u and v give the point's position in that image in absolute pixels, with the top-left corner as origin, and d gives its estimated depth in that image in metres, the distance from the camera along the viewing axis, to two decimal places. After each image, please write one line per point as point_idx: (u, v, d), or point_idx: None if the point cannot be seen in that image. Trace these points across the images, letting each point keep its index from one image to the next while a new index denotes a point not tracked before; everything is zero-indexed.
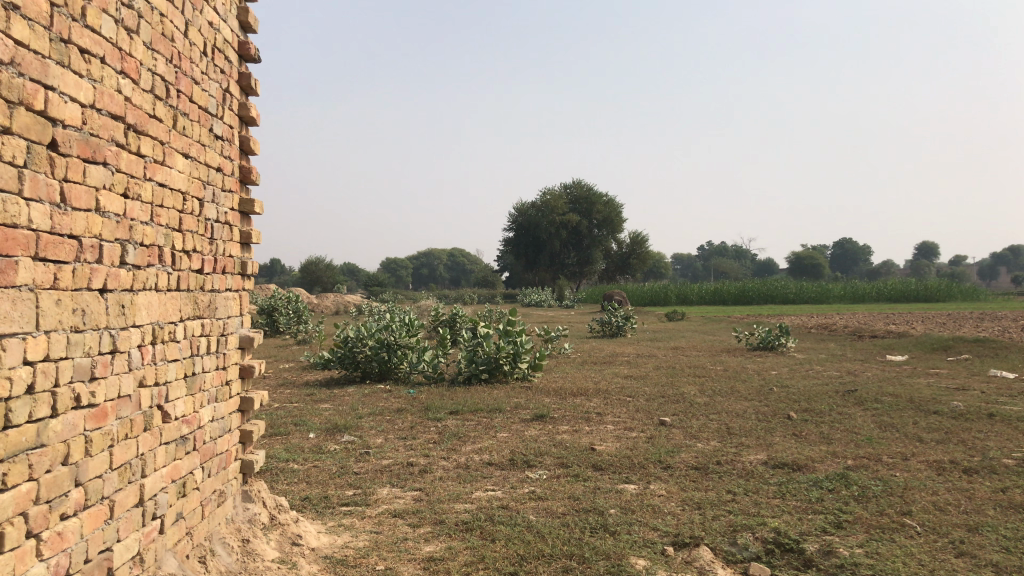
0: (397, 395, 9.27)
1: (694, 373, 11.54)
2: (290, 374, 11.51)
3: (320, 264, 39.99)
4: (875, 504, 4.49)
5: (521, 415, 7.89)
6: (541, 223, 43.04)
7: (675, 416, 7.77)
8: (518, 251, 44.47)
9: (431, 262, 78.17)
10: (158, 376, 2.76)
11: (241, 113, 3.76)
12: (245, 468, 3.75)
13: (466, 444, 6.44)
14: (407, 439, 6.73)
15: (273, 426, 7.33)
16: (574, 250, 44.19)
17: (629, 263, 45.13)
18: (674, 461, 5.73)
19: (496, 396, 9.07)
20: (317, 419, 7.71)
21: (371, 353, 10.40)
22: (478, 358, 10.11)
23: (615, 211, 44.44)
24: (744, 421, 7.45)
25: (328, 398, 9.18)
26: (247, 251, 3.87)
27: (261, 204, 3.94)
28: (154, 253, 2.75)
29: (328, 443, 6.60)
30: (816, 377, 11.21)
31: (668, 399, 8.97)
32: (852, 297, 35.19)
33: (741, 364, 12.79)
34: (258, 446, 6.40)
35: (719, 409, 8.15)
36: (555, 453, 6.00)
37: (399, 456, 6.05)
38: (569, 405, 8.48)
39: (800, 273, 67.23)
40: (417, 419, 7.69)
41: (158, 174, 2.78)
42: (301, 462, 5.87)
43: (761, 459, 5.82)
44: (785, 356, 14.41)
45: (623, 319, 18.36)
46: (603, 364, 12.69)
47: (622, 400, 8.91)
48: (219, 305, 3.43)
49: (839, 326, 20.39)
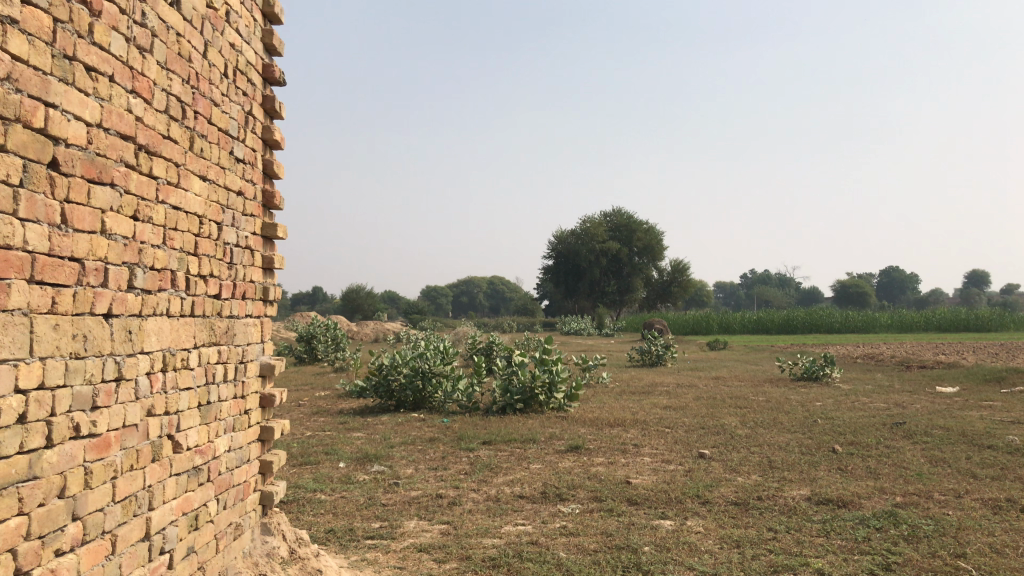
0: (431, 424, 9.15)
1: (736, 404, 11.25)
2: (325, 401, 11.46)
3: (361, 292, 40.23)
4: (926, 545, 4.24)
5: (555, 446, 7.72)
6: (581, 251, 42.89)
7: (714, 449, 7.54)
8: (557, 279, 44.33)
9: (471, 290, 78.34)
10: (168, 405, 2.67)
11: (265, 137, 3.71)
12: (265, 500, 3.65)
13: (497, 476, 6.28)
14: (438, 470, 6.59)
15: (304, 455, 7.24)
16: (614, 278, 43.92)
17: (670, 291, 44.71)
18: (713, 496, 5.51)
19: (531, 425, 8.90)
20: (348, 448, 7.61)
21: (405, 381, 10.32)
22: (514, 387, 9.96)
23: (655, 239, 44.13)
24: (786, 454, 7.19)
25: (361, 426, 9.09)
26: (270, 277, 3.79)
27: (285, 228, 3.87)
28: (167, 277, 2.67)
29: (357, 472, 6.49)
30: (862, 409, 10.86)
31: (708, 430, 8.73)
32: (899, 327, 34.39)
33: (784, 395, 12.47)
34: (287, 475, 6.31)
35: (761, 442, 7.89)
36: (588, 486, 5.82)
37: (429, 487, 5.91)
38: (605, 435, 8.28)
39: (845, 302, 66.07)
40: (449, 449, 7.56)
41: (171, 196, 2.71)
42: (328, 493, 5.76)
43: (804, 494, 5.58)
44: (829, 386, 14.02)
45: (662, 348, 18.09)
46: (641, 394, 12.46)
47: (660, 431, 8.69)
48: (238, 331, 3.35)
49: (886, 356, 19.86)
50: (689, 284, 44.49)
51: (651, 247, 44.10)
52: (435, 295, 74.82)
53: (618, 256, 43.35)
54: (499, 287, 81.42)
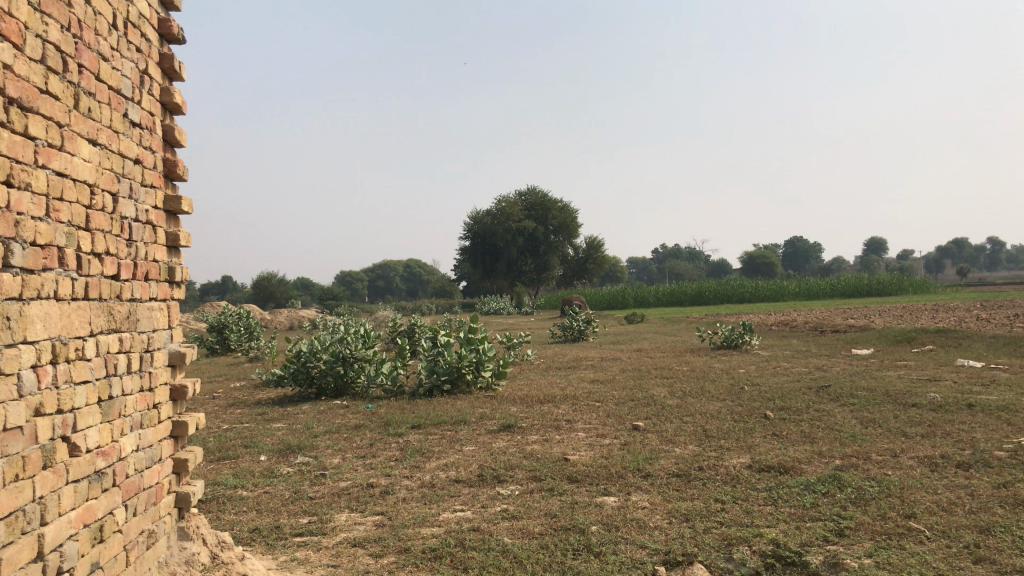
0: (355, 411, 8.80)
1: (662, 375, 11.24)
2: (242, 392, 10.95)
3: (275, 280, 39.12)
4: (875, 507, 4.17)
5: (487, 426, 7.49)
6: (497, 231, 42.68)
7: (648, 420, 7.44)
8: (474, 259, 44.05)
9: (387, 274, 77.38)
10: (61, 403, 2.31)
11: (163, 100, 3.32)
12: (180, 502, 3.30)
13: (430, 461, 6.01)
14: (367, 458, 6.28)
15: (221, 449, 6.82)
16: (531, 256, 43.89)
17: (586, 267, 44.99)
18: (654, 469, 5.37)
19: (459, 407, 8.65)
20: (269, 440, 7.22)
21: (326, 367, 9.92)
22: (440, 368, 9.68)
23: (570, 216, 44.25)
24: (720, 422, 7.13)
25: (281, 417, 8.66)
26: (175, 257, 3.42)
27: (190, 202, 3.49)
28: (54, 255, 2.30)
29: (280, 465, 6.13)
30: (785, 374, 10.99)
31: (639, 402, 8.63)
32: (807, 294, 35.40)
33: (708, 363, 12.54)
34: (204, 472, 5.90)
35: (693, 411, 7.82)
36: (526, 466, 5.60)
37: (358, 476, 5.60)
38: (536, 413, 8.09)
39: (753, 272, 67.85)
40: (377, 436, 7.24)
41: (55, 161, 2.33)
42: (250, 489, 5.39)
43: (744, 462, 5.49)
44: (750, 353, 14.20)
45: (584, 323, 18.05)
46: (567, 369, 12.35)
47: (591, 406, 8.55)
48: (142, 316, 2.98)
49: (799, 322, 20.32)
50: (605, 260, 44.86)
51: (567, 224, 44.23)
52: (350, 280, 73.59)
53: (534, 234, 43.33)
54: (415, 270, 80.65)
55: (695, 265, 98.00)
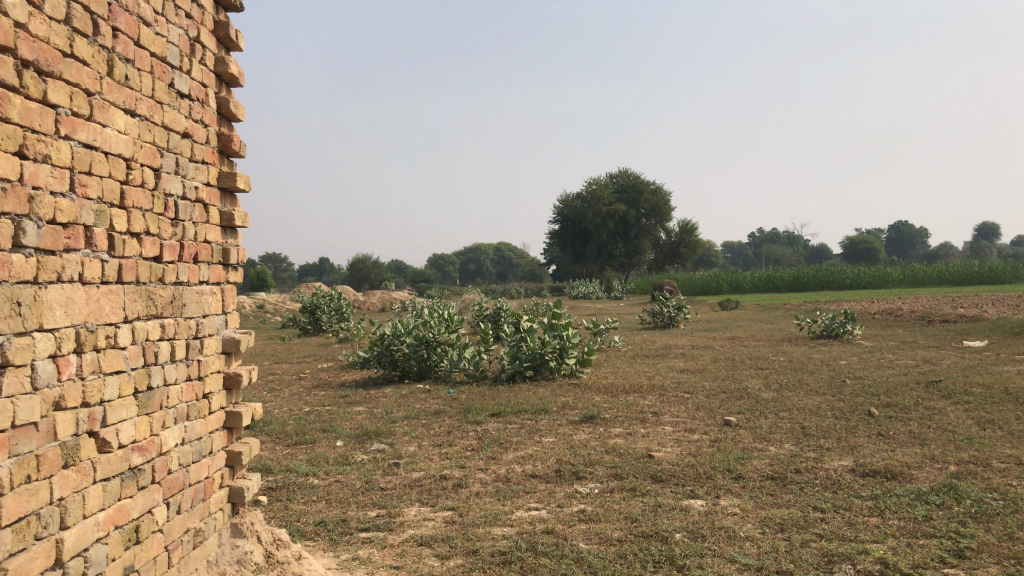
0: (437, 396, 8.63)
1: (756, 365, 10.69)
2: (327, 374, 10.97)
3: (369, 262, 39.67)
4: (1000, 525, 3.69)
5: (569, 416, 7.19)
6: (587, 214, 42.19)
7: (741, 415, 7.00)
8: (564, 243, 43.68)
9: (478, 257, 77.87)
10: (87, 396, 2.12)
11: (217, 70, 3.12)
12: (233, 497, 3.12)
13: (507, 452, 5.75)
14: (443, 447, 6.07)
15: (299, 432, 6.73)
16: (621, 240, 43.22)
17: (678, 251, 44.05)
18: (746, 471, 4.97)
19: (542, 395, 8.38)
20: (348, 425, 7.10)
21: (409, 351, 9.80)
22: (523, 354, 9.43)
23: (662, 199, 43.32)
24: (820, 419, 6.64)
25: (362, 400, 8.57)
26: (231, 237, 3.24)
27: (247, 179, 3.30)
28: (79, 234, 2.11)
29: (355, 452, 5.98)
30: (890, 366, 10.31)
31: (731, 395, 8.17)
32: (912, 281, 33.68)
33: (806, 354, 11.92)
34: (279, 457, 5.80)
35: (790, 406, 7.33)
36: (607, 462, 5.28)
37: (432, 467, 5.39)
38: (621, 403, 7.74)
39: (854, 258, 65.32)
40: (455, 423, 7.03)
41: (81, 131, 2.14)
42: (322, 477, 5.24)
43: (847, 465, 5.04)
44: (851, 344, 13.46)
45: (675, 309, 17.51)
46: (656, 357, 11.93)
47: (680, 397, 8.16)
48: (189, 301, 2.79)
49: (906, 310, 19.23)
50: (697, 244, 43.85)
51: (659, 208, 43.35)
52: (441, 262, 74.18)
53: (624, 218, 42.64)
54: (506, 253, 80.86)
55: (793, 250, 95.07)
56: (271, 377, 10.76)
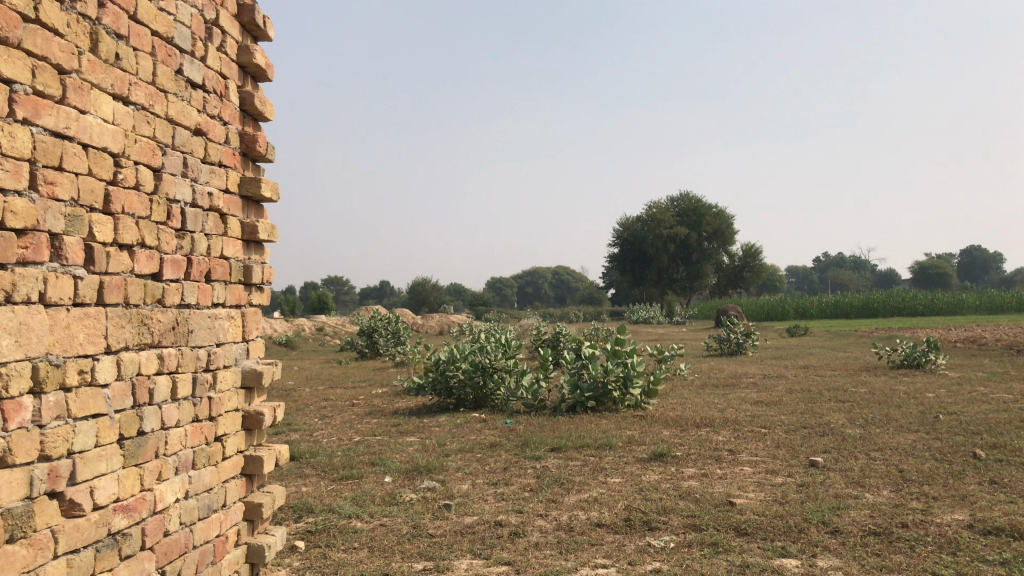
0: (493, 427, 8.13)
1: (835, 397, 9.95)
2: (381, 400, 10.57)
3: (429, 285, 39.56)
4: None
5: (637, 453, 6.61)
6: (648, 238, 41.45)
7: (827, 455, 6.34)
8: (624, 267, 42.98)
9: (537, 281, 77.42)
10: (49, 448, 1.68)
11: (240, 59, 2.72)
12: (252, 557, 2.66)
13: (569, 495, 5.21)
14: (499, 486, 5.56)
15: (345, 466, 6.29)
16: (682, 264, 42.33)
17: (742, 276, 42.92)
18: (844, 523, 4.33)
19: (605, 427, 7.81)
20: (398, 458, 6.64)
21: (465, 378, 9.33)
22: (584, 383, 8.89)
23: (725, 223, 42.36)
24: (918, 461, 5.93)
25: (415, 430, 8.12)
26: (254, 252, 2.81)
27: (273, 185, 2.89)
28: (41, 243, 1.69)
29: (403, 490, 5.50)
30: (985, 401, 9.46)
31: (813, 431, 7.49)
32: (989, 308, 32.07)
33: (889, 385, 11.10)
34: (322, 495, 5.36)
35: (882, 445, 6.62)
36: (683, 510, 4.69)
37: (487, 510, 4.87)
38: (692, 439, 7.14)
39: (926, 284, 63.00)
40: (513, 459, 6.52)
41: (47, 116, 1.71)
42: (366, 519, 4.76)
43: (962, 519, 4.37)
44: (935, 375, 12.56)
45: (742, 336, 16.72)
46: (725, 387, 11.25)
47: (756, 432, 7.51)
48: (198, 327, 2.36)
49: (991, 338, 18.06)
50: (761, 268, 42.74)
51: (721, 231, 42.40)
52: (500, 285, 73.93)
53: (686, 242, 41.79)
54: (565, 277, 80.31)
55: (862, 274, 92.38)
56: (325, 402, 10.41)
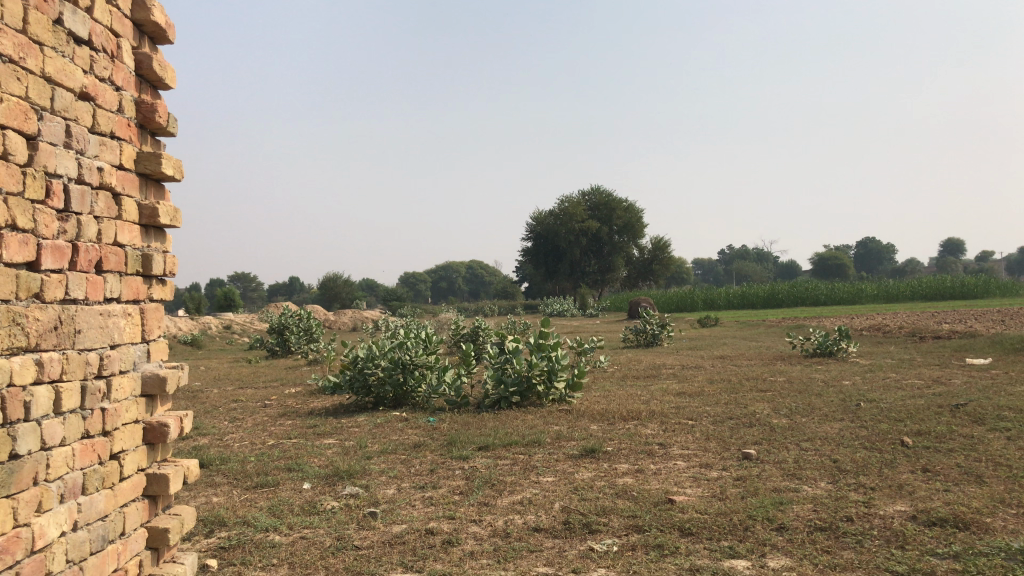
0: (415, 426, 7.80)
1: (756, 387, 9.97)
2: (295, 400, 10.09)
3: (341, 281, 38.73)
4: None
5: (567, 449, 6.40)
6: (561, 231, 41.59)
7: (758, 446, 6.26)
8: (538, 260, 43.01)
9: (450, 275, 77.00)
10: None
11: (136, 15, 2.34)
12: None
13: (502, 497, 4.94)
14: (427, 490, 5.25)
15: (260, 472, 5.88)
16: (595, 257, 42.65)
17: (653, 269, 43.51)
18: (789, 519, 4.19)
19: (531, 424, 7.57)
20: (317, 463, 6.25)
21: (384, 375, 8.96)
22: (508, 378, 8.64)
23: (636, 216, 42.84)
24: (850, 451, 5.90)
25: (333, 432, 7.72)
26: (154, 239, 2.44)
27: (176, 163, 2.52)
28: None
29: (324, 497, 5.13)
30: (899, 387, 9.63)
31: (741, 422, 7.43)
32: (886, 296, 33.28)
33: (805, 374, 11.23)
34: (234, 506, 4.95)
35: (811, 435, 6.58)
36: (623, 510, 4.49)
37: (416, 518, 4.55)
38: (622, 433, 6.97)
39: (825, 275, 65.29)
40: (439, 459, 6.22)
41: None
42: (285, 532, 4.38)
43: (905, 510, 4.29)
44: (847, 362, 12.81)
45: (658, 327, 16.78)
46: (647, 378, 11.19)
47: (684, 425, 7.40)
48: (88, 326, 1.99)
49: (895, 326, 18.59)
50: (671, 261, 43.43)
51: (633, 225, 42.84)
52: (413, 281, 73.31)
53: (598, 235, 42.10)
54: (479, 272, 80.11)
55: (766, 266, 95.30)
56: (235, 404, 9.87)
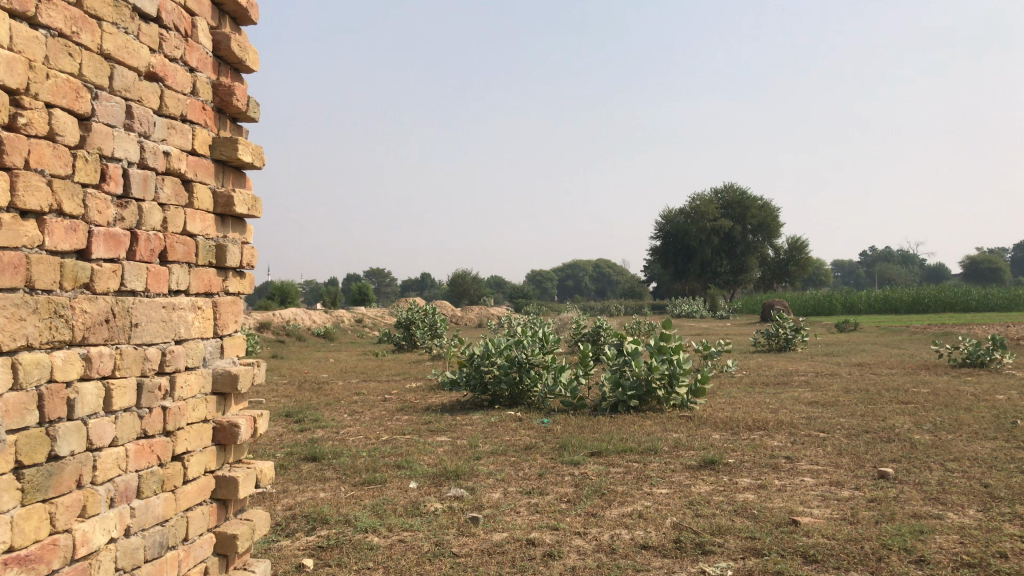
0: (529, 427, 7.62)
1: (897, 399, 9.23)
2: (414, 395, 10.12)
3: (469, 277, 39.27)
4: None
5: (685, 459, 6.04)
6: (691, 230, 40.59)
7: (898, 465, 5.70)
8: (666, 259, 42.17)
9: (578, 274, 76.85)
10: None
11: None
12: None
13: (610, 508, 4.67)
14: (533, 496, 5.03)
15: (368, 469, 5.83)
16: (726, 257, 41.40)
17: (787, 270, 41.81)
18: (930, 552, 3.73)
19: (649, 430, 7.23)
20: (426, 461, 6.15)
21: (500, 373, 8.84)
22: (626, 381, 8.32)
23: (770, 215, 41.28)
24: (1004, 475, 5.28)
25: (447, 429, 7.63)
26: (229, 230, 2.35)
27: (254, 150, 2.43)
28: None
29: (428, 498, 5.01)
30: None
31: (878, 436, 6.84)
32: None
33: (954, 386, 10.35)
34: (338, 503, 4.89)
35: (959, 455, 5.96)
36: (741, 530, 4.13)
37: (518, 526, 4.35)
38: (746, 444, 6.54)
39: (977, 279, 61.10)
40: (550, 463, 6.00)
41: None
42: (384, 534, 4.26)
43: None
44: (1002, 374, 11.75)
45: (791, 331, 15.98)
46: (777, 385, 10.60)
47: (815, 437, 6.88)
48: (146, 319, 1.90)
49: None
50: (807, 262, 41.62)
51: (767, 224, 41.29)
52: (541, 278, 73.60)
53: (730, 234, 40.84)
54: (606, 270, 79.49)
55: (911, 269, 90.18)
56: (356, 397, 9.99)
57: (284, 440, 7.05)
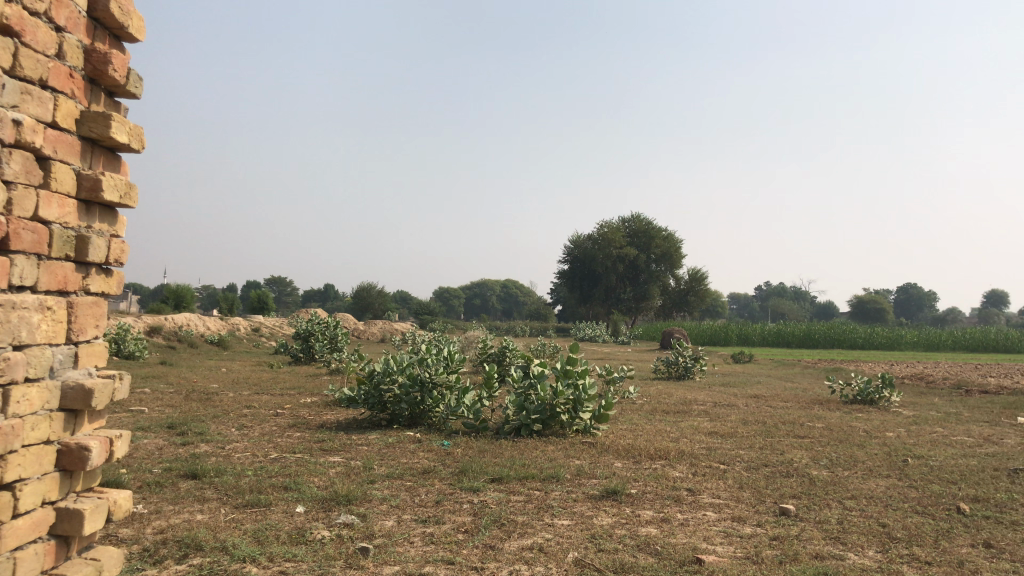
0: (427, 449, 7.34)
1: (793, 433, 9.34)
2: (309, 411, 9.68)
3: (374, 290, 38.56)
4: None
5: (587, 488, 5.86)
6: (598, 256, 41.01)
7: (797, 501, 5.67)
8: (572, 284, 42.49)
9: (484, 294, 76.69)
10: None
11: None
12: None
13: (509, 540, 4.45)
14: (428, 525, 4.76)
15: (252, 490, 5.43)
16: (630, 284, 42.03)
17: (688, 300, 42.73)
18: None
19: (551, 456, 7.05)
20: (316, 482, 5.80)
21: (400, 392, 8.53)
22: (530, 405, 8.14)
23: (674, 246, 42.17)
24: (899, 514, 5.31)
25: (341, 448, 7.28)
26: (90, 217, 2.25)
27: (125, 126, 2.35)
28: None
29: (316, 525, 4.67)
30: (947, 443, 8.94)
31: (776, 470, 6.85)
32: (927, 345, 32.15)
33: (846, 421, 10.57)
34: (216, 527, 4.50)
35: (855, 492, 5.99)
36: (646, 569, 3.95)
37: (411, 559, 4.06)
38: (648, 474, 6.43)
39: (863, 318, 63.93)
40: (447, 489, 5.74)
41: None
42: (263, 565, 3.91)
43: None
44: (889, 412, 12.09)
45: (692, 360, 16.14)
46: (678, 414, 10.60)
47: (715, 469, 6.83)
48: None
49: (938, 376, 17.75)
50: (707, 294, 42.64)
51: (670, 254, 42.15)
52: (447, 296, 73.14)
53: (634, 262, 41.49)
54: (512, 292, 79.66)
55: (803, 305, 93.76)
56: (247, 411, 9.47)
57: (164, 454, 6.56)
